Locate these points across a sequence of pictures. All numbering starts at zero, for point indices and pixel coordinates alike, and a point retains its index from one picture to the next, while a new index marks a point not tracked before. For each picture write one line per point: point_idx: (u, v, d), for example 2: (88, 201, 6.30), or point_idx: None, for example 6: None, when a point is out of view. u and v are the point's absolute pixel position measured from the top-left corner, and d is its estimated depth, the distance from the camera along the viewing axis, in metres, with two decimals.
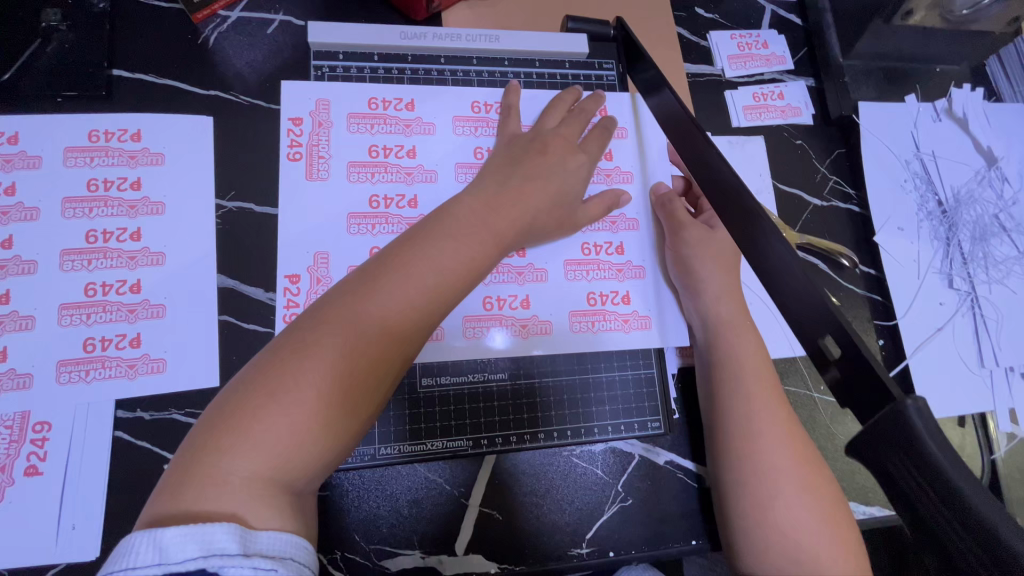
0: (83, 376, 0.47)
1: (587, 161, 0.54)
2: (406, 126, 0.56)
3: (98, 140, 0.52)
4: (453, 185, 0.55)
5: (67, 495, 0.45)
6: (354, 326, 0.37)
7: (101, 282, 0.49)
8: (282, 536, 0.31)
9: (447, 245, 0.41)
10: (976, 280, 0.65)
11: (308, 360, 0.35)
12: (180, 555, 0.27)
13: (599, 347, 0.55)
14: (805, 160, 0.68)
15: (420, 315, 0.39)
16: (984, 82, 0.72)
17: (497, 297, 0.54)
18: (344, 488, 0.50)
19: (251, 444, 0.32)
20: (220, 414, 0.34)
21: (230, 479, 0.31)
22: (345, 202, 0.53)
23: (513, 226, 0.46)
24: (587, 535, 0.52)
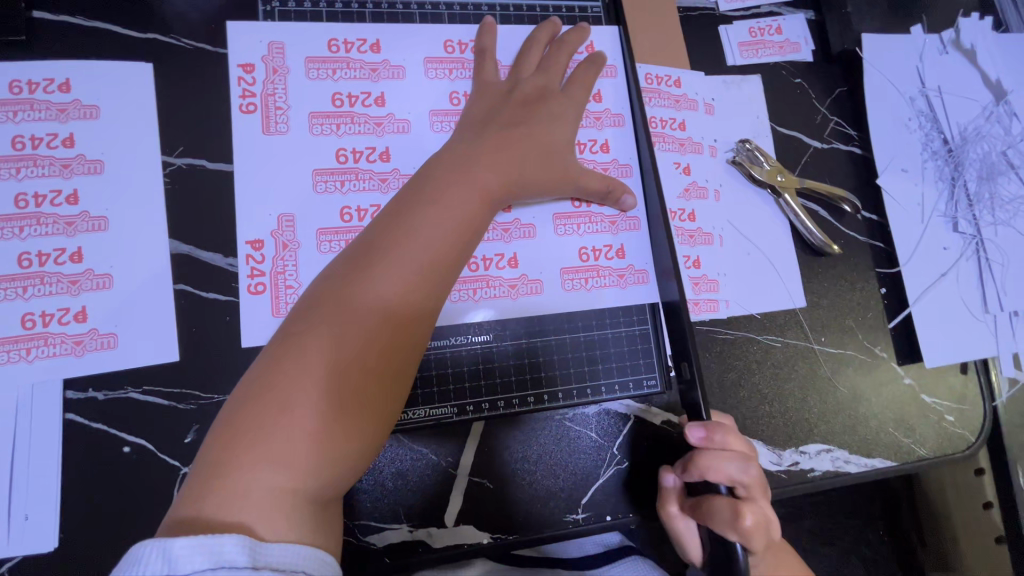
0: (23, 355, 0.43)
1: (572, 106, 0.50)
2: (372, 71, 0.50)
3: (21, 92, 0.46)
4: (430, 136, 0.50)
5: (16, 483, 0.42)
6: (345, 317, 0.36)
7: (37, 251, 0.44)
8: (291, 547, 0.30)
9: (434, 215, 0.40)
10: (981, 222, 0.62)
11: (308, 356, 0.34)
12: (190, 565, 0.27)
13: (591, 305, 0.52)
14: (804, 100, 0.63)
15: (415, 291, 0.38)
16: (991, 11, 0.68)
17: (482, 256, 0.51)
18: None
19: (267, 453, 0.31)
20: (229, 428, 0.32)
21: (250, 490, 0.30)
22: (310, 156, 0.48)
23: (503, 182, 0.44)
24: (581, 501, 0.50)
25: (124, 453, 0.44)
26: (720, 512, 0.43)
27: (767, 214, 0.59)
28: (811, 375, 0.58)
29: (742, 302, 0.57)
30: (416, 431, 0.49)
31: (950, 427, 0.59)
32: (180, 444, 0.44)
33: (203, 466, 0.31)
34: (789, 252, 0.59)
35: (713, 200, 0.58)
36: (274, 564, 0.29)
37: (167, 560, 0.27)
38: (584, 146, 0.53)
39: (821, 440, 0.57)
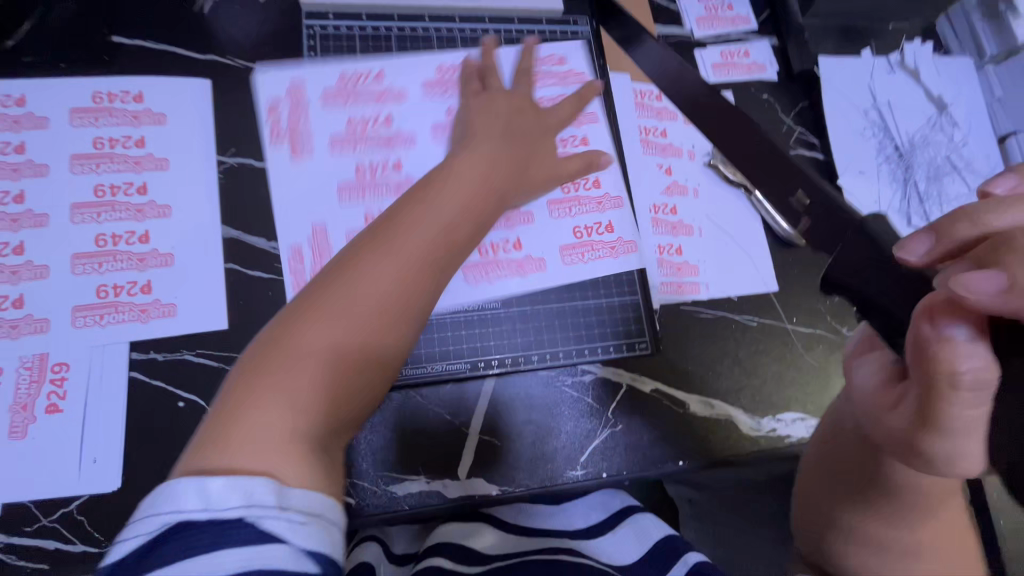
0: (97, 320, 0.50)
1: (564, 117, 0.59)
2: (378, 98, 0.59)
3: (102, 102, 0.55)
4: (434, 146, 0.58)
5: (88, 430, 0.48)
6: (348, 295, 0.40)
7: (111, 233, 0.52)
8: (313, 495, 0.32)
9: (438, 204, 0.46)
10: (932, 217, 0.70)
11: (311, 329, 0.39)
12: (223, 502, 0.30)
13: (587, 274, 0.60)
14: (771, 112, 0.72)
15: (411, 276, 0.42)
16: (934, 38, 0.78)
17: (492, 241, 0.58)
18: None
19: (278, 394, 0.36)
20: (238, 390, 0.36)
21: (264, 420, 0.34)
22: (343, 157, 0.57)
23: (497, 177, 0.51)
24: (580, 458, 0.56)
25: (179, 407, 0.50)
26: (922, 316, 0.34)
27: (739, 206, 0.67)
28: (785, 351, 0.64)
29: (722, 286, 0.64)
30: (434, 390, 0.56)
31: None
32: None
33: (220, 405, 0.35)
34: (760, 241, 0.66)
35: (692, 196, 0.66)
36: (299, 507, 0.31)
37: (204, 496, 0.30)
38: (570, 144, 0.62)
39: (798, 409, 0.62)
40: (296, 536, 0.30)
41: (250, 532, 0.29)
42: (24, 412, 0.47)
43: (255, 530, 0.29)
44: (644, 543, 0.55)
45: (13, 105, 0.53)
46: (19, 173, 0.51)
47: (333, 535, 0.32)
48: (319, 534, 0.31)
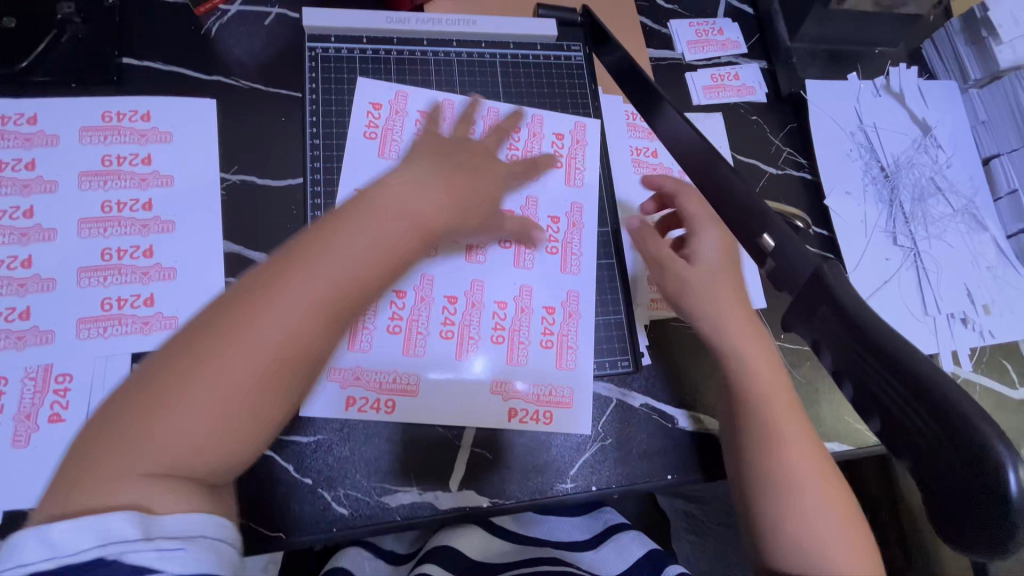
0: (101, 332, 0.51)
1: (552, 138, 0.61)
2: (394, 112, 0.60)
3: (111, 120, 0.57)
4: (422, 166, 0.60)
5: None
6: (243, 327, 0.36)
7: (117, 247, 0.53)
8: (189, 516, 0.33)
9: (351, 243, 0.40)
10: (917, 237, 0.71)
11: (198, 364, 0.35)
12: (76, 546, 0.30)
13: (578, 291, 0.62)
14: (760, 133, 0.75)
15: (319, 317, 0.38)
16: (920, 63, 0.80)
17: (483, 260, 0.60)
18: (342, 439, 0.54)
19: (157, 430, 0.34)
20: (122, 413, 0.35)
21: (131, 465, 0.33)
22: (347, 187, 0.58)
23: (447, 202, 0.46)
24: (570, 471, 0.57)
25: None
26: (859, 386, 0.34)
27: None
28: None
29: None
30: None
31: None
32: None
33: (95, 433, 0.34)
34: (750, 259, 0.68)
35: None
36: (167, 534, 0.32)
37: (49, 543, 0.30)
38: (552, 184, 0.64)
39: None
40: (169, 563, 0.31)
41: (113, 567, 0.30)
42: (27, 421, 0.48)
43: (121, 564, 0.30)
44: (623, 562, 0.57)
45: (26, 123, 0.55)
46: (29, 189, 0.53)
47: (218, 551, 0.33)
48: (202, 553, 0.32)
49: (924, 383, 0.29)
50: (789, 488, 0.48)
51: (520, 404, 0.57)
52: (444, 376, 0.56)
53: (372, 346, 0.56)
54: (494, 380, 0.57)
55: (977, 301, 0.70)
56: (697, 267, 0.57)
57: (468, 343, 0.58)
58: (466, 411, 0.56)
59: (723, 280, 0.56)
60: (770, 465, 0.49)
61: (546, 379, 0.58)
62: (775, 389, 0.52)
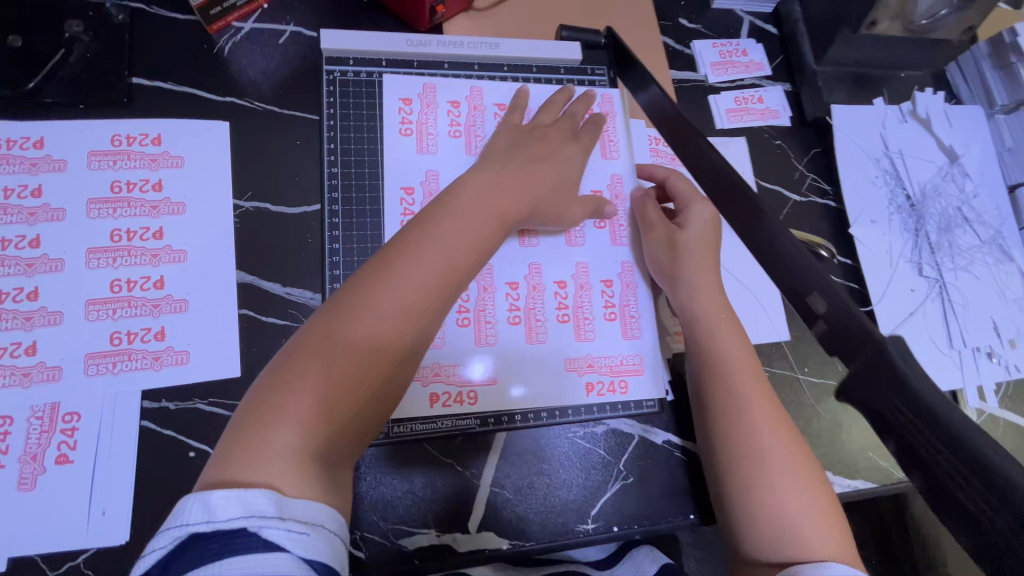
0: (110, 368, 0.49)
1: (580, 151, 0.59)
2: (425, 104, 0.59)
3: (121, 144, 0.54)
4: (460, 157, 0.59)
5: (97, 482, 0.47)
6: (364, 312, 0.42)
7: (126, 278, 0.51)
8: (313, 506, 0.36)
9: (453, 228, 0.47)
10: (943, 268, 0.70)
11: (327, 347, 0.41)
12: (227, 514, 0.33)
13: (609, 319, 0.60)
14: (784, 158, 0.73)
15: (424, 300, 0.44)
16: (945, 86, 0.79)
17: (507, 281, 0.59)
18: (359, 478, 0.52)
19: (295, 409, 0.38)
20: (263, 396, 0.39)
21: (280, 441, 0.37)
22: (396, 177, 0.57)
23: (509, 204, 0.51)
24: (592, 511, 0.56)
25: (190, 457, 0.50)
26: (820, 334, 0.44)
27: (751, 252, 0.67)
28: (795, 403, 0.65)
29: None
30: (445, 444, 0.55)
31: None
32: None
33: (236, 419, 0.39)
34: (772, 290, 0.67)
35: None
36: (297, 517, 0.34)
37: (207, 508, 0.33)
38: (593, 165, 0.64)
39: None
40: (295, 544, 0.33)
41: (253, 540, 0.32)
42: (33, 463, 0.46)
43: (259, 538, 0.32)
44: None
45: (32, 147, 0.53)
46: (35, 217, 0.51)
47: (332, 543, 0.35)
48: (320, 542, 0.34)
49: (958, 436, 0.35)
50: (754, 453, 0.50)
51: (596, 377, 0.58)
52: (513, 359, 0.57)
53: (444, 341, 0.56)
54: (517, 377, 0.56)
55: (1003, 336, 0.69)
56: (693, 235, 0.59)
57: (536, 327, 0.58)
58: (523, 395, 0.56)
59: (707, 262, 0.58)
60: (737, 432, 0.51)
61: (615, 351, 0.59)
62: (745, 361, 0.55)
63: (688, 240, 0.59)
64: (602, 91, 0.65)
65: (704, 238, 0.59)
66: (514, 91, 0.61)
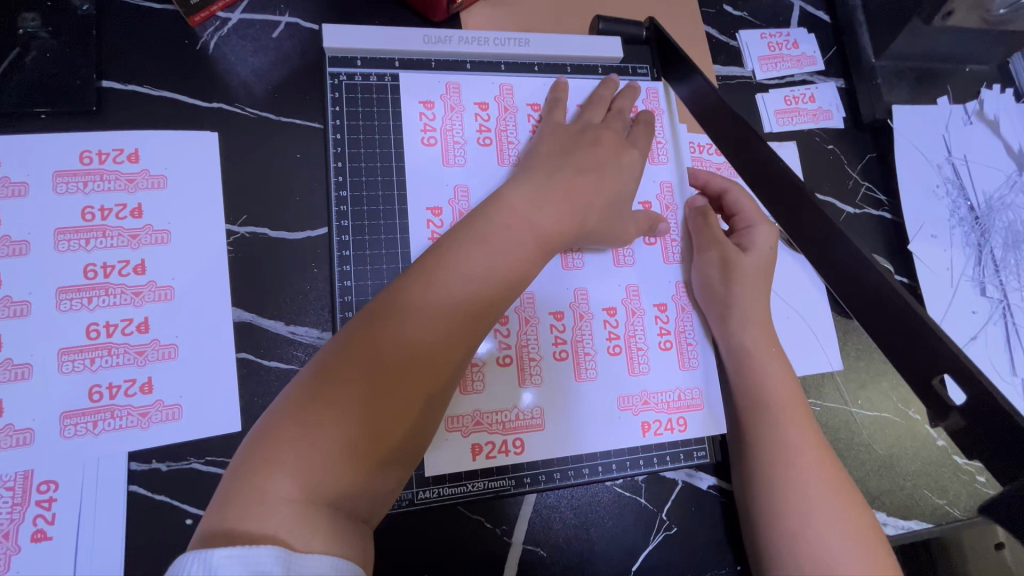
0: (90, 428, 0.43)
1: (640, 158, 0.51)
2: (450, 107, 0.51)
3: (91, 162, 0.47)
4: (494, 170, 0.51)
5: (80, 560, 0.41)
6: (381, 341, 0.35)
7: (105, 321, 0.45)
8: (325, 559, 0.29)
9: (484, 247, 0.40)
10: (1007, 287, 0.64)
11: (337, 383, 0.34)
12: (227, 574, 0.27)
13: (664, 350, 0.52)
14: (837, 166, 0.66)
15: (451, 329, 0.37)
16: (1010, 82, 0.70)
17: (551, 315, 0.50)
18: (382, 538, 0.46)
19: (299, 457, 0.32)
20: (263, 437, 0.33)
21: (275, 493, 0.31)
22: (419, 194, 0.49)
23: (551, 226, 0.43)
24: (633, 566, 0.51)
25: (186, 525, 0.44)
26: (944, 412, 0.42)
27: (805, 276, 0.61)
28: (849, 438, 0.59)
29: None
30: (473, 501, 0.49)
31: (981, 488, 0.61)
32: None
33: (234, 468, 0.32)
34: (826, 316, 0.61)
35: None
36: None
37: (206, 568, 0.27)
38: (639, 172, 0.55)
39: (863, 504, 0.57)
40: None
41: None
42: (6, 541, 0.41)
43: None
44: None
45: None
46: None
47: None
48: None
49: None
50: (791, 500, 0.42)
51: (652, 416, 0.50)
52: (560, 397, 0.48)
53: (483, 383, 0.47)
54: (561, 429, 0.48)
55: None
56: (751, 258, 0.51)
57: (585, 361, 0.50)
58: (566, 445, 0.48)
59: (760, 292, 0.51)
60: (777, 475, 0.43)
61: (672, 385, 0.51)
62: (792, 397, 0.46)
63: (744, 266, 0.50)
64: (646, 86, 0.57)
65: (759, 259, 0.51)
66: (550, 89, 0.53)
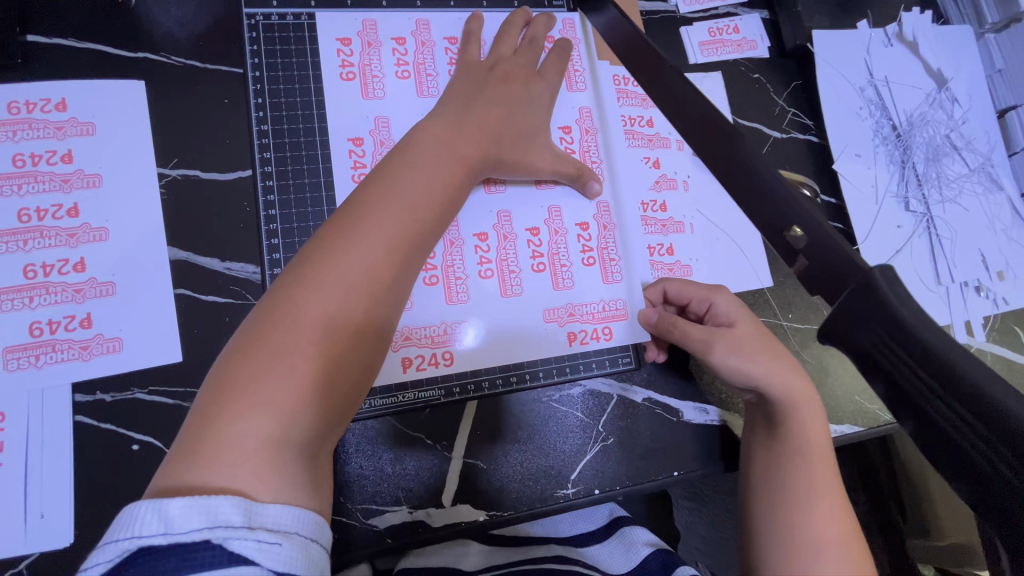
0: (32, 362, 0.45)
1: (548, 88, 0.54)
2: (367, 44, 0.54)
3: (19, 112, 0.48)
4: (416, 102, 0.54)
5: (31, 484, 0.44)
6: (331, 274, 0.35)
7: (41, 262, 0.47)
8: (288, 509, 0.29)
9: (416, 177, 0.41)
10: (930, 200, 0.67)
11: (288, 321, 0.33)
12: (185, 524, 0.27)
13: (588, 265, 0.57)
14: (762, 93, 0.68)
15: (399, 254, 0.38)
16: (933, 6, 0.73)
17: (476, 238, 0.54)
18: (344, 461, 0.49)
19: (270, 397, 0.31)
20: (219, 388, 0.32)
21: (242, 439, 0.30)
22: (341, 127, 0.52)
23: (463, 146, 0.45)
24: (571, 476, 0.53)
25: (133, 451, 0.46)
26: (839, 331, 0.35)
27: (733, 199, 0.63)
28: None
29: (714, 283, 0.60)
30: (413, 416, 0.52)
31: None
32: None
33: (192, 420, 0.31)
34: (755, 237, 0.62)
35: (682, 190, 0.61)
36: (269, 525, 0.28)
37: (164, 519, 0.27)
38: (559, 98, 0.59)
39: None
40: (265, 558, 0.27)
41: (216, 555, 0.27)
42: None
43: (222, 551, 0.27)
44: (629, 560, 0.52)
45: None
46: None
47: (309, 552, 0.29)
48: (294, 553, 0.29)
49: (925, 343, 0.28)
50: (809, 545, 0.39)
51: (578, 325, 0.55)
52: (482, 310, 0.53)
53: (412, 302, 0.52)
54: (486, 338, 0.53)
55: (992, 267, 0.66)
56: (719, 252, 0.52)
57: (510, 279, 0.55)
58: (493, 355, 0.53)
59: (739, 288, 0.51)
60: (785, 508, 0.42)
61: (596, 297, 0.56)
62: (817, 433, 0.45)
63: (740, 338, 0.47)
64: (563, 17, 0.60)
65: (750, 327, 0.49)
66: (465, 22, 0.56)
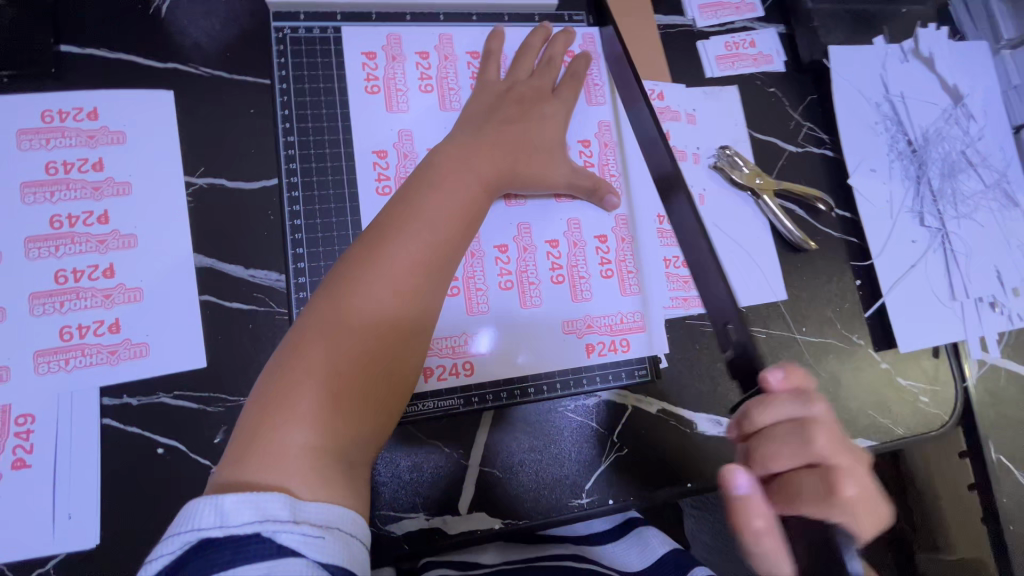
0: (63, 365, 0.46)
1: (562, 108, 0.55)
2: (392, 57, 0.55)
3: (53, 121, 0.50)
4: (440, 115, 0.55)
5: (59, 486, 0.44)
6: (363, 292, 0.38)
7: (72, 268, 0.48)
8: (330, 507, 0.32)
9: (438, 200, 0.43)
10: (945, 216, 0.67)
11: (326, 336, 0.37)
12: (239, 518, 0.29)
13: (606, 277, 0.57)
14: (778, 108, 0.68)
15: (424, 273, 0.41)
16: (949, 22, 0.73)
17: (496, 250, 0.55)
18: (370, 468, 0.50)
19: (311, 408, 0.34)
20: (267, 399, 0.35)
21: (288, 447, 0.33)
22: (364, 139, 0.53)
23: (481, 166, 0.47)
24: (586, 487, 0.54)
25: (158, 454, 0.47)
26: (810, 488, 0.36)
27: (750, 213, 0.64)
28: (794, 363, 0.62)
29: None
30: (431, 424, 0.52)
31: (925, 407, 0.63)
32: (209, 444, 0.48)
33: (245, 430, 0.34)
34: (770, 250, 0.63)
35: (698, 203, 0.62)
36: (313, 520, 0.31)
37: (220, 513, 0.30)
38: (578, 111, 0.60)
39: None
40: (311, 549, 0.30)
41: (266, 547, 0.29)
42: None
43: (273, 543, 0.29)
44: (645, 558, 0.51)
45: None
46: None
47: (350, 548, 0.32)
48: (336, 546, 0.31)
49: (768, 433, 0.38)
50: None
51: (595, 337, 0.56)
52: (501, 321, 0.54)
53: None
54: (504, 348, 0.54)
55: (1007, 284, 0.66)
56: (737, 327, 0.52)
57: (529, 290, 0.55)
58: (511, 366, 0.53)
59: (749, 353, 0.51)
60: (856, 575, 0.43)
61: (613, 309, 0.57)
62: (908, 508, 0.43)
63: None
64: (583, 32, 0.61)
65: None
66: (487, 37, 0.57)
